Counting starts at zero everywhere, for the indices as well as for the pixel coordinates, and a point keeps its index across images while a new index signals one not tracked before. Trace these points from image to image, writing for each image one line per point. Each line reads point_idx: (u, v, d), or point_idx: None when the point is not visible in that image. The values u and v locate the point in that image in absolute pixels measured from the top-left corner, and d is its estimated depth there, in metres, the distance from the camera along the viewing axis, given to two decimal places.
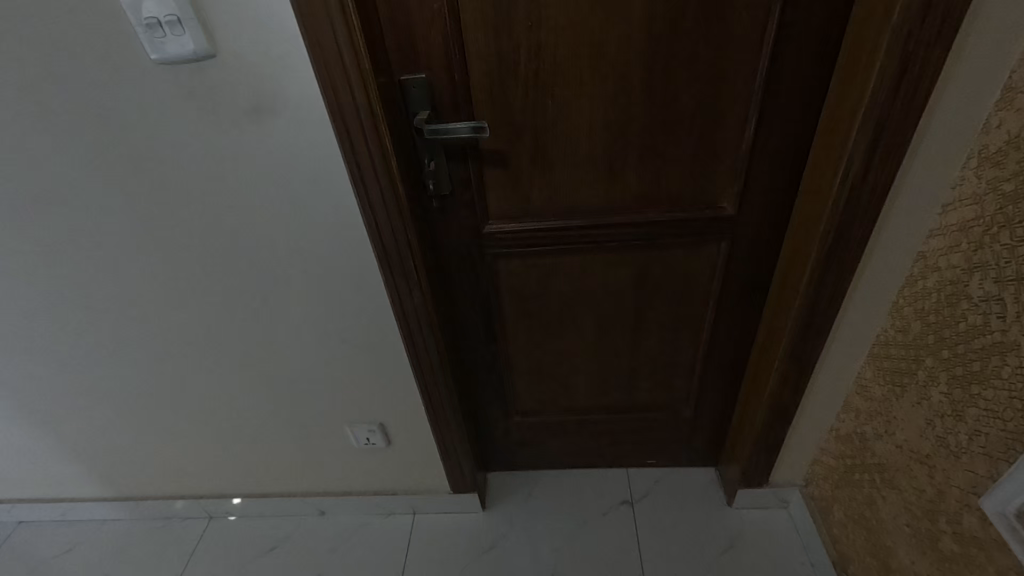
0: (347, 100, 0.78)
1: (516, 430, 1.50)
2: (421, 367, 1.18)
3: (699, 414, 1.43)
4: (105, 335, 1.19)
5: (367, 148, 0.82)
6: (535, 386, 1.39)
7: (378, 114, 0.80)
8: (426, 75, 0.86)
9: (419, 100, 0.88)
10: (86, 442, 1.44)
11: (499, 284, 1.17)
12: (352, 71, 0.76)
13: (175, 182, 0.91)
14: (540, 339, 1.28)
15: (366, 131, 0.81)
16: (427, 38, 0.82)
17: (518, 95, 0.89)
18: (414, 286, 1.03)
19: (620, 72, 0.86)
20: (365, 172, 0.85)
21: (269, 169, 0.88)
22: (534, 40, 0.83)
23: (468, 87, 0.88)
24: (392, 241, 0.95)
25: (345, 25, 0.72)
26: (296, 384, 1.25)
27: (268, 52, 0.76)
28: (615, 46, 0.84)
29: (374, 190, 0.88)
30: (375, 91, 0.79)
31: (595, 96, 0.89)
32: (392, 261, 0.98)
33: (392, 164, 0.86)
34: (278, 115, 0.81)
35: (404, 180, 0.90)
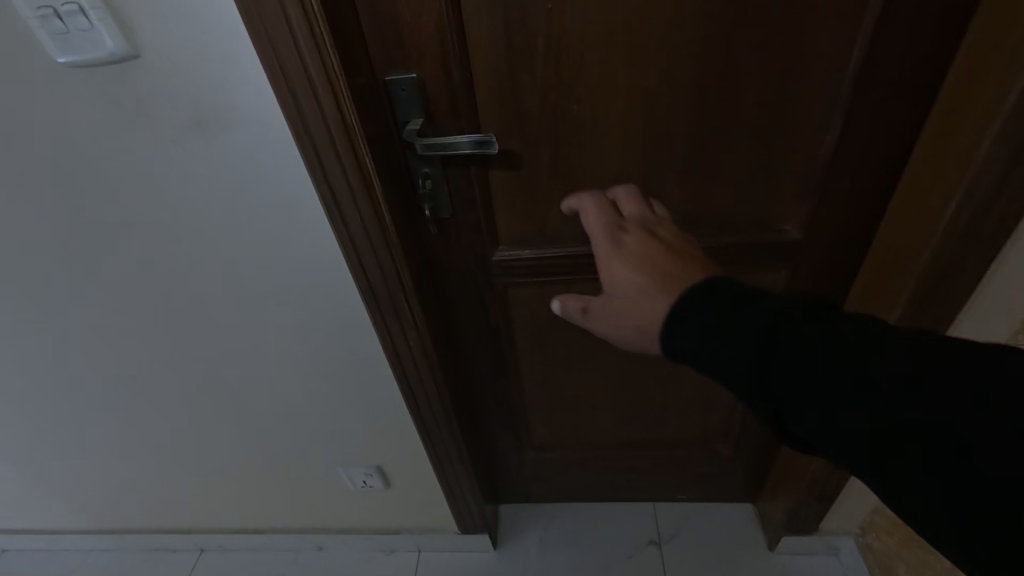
0: (314, 116, 0.60)
1: (530, 464, 1.34)
2: (421, 411, 1.02)
3: (739, 451, 1.26)
4: (68, 372, 1.05)
5: (343, 174, 0.65)
6: (552, 420, 1.23)
7: (357, 132, 0.63)
8: (417, 75, 0.68)
9: (410, 108, 0.70)
10: (60, 478, 1.32)
11: (511, 316, 1.00)
12: (319, 80, 0.58)
13: (120, 207, 0.74)
14: (558, 373, 1.11)
15: (342, 154, 0.63)
16: (417, 27, 0.64)
17: (534, 100, 0.70)
18: (410, 329, 0.86)
19: (667, 70, 0.67)
20: (341, 201, 0.68)
21: (227, 193, 0.71)
22: (555, 29, 0.64)
23: (471, 91, 0.69)
24: (380, 279, 0.78)
25: (303, 20, 0.54)
26: (281, 424, 1.10)
27: (211, 52, 0.58)
28: (661, 37, 0.65)
29: (355, 223, 0.71)
30: (352, 104, 0.61)
31: (632, 100, 0.70)
32: (381, 302, 0.82)
33: (377, 191, 0.69)
34: (231, 132, 0.64)
35: (393, 208, 0.73)
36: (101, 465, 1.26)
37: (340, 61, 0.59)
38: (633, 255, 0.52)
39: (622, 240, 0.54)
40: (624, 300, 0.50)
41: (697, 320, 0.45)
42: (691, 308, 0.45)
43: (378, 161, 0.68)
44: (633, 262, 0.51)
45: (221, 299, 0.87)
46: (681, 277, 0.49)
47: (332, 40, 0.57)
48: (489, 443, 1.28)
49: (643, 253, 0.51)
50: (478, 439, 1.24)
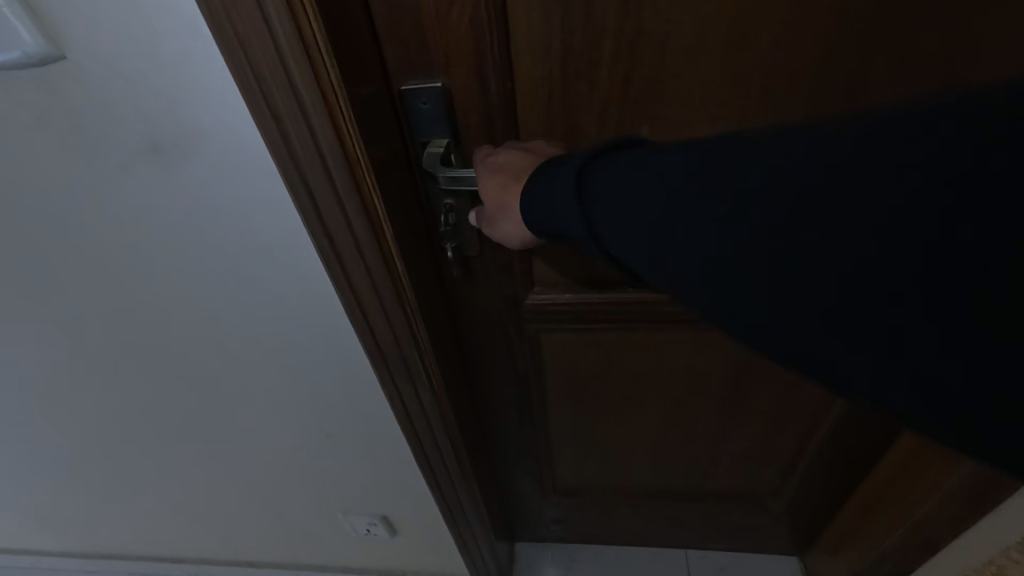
0: (303, 141, 0.44)
1: (550, 508, 1.21)
2: (434, 471, 0.87)
3: (789, 506, 1.11)
4: (25, 418, 0.90)
5: (343, 216, 0.49)
6: (579, 467, 1.09)
7: (364, 162, 0.47)
8: (443, 85, 0.51)
9: (431, 126, 0.54)
10: (35, 508, 1.19)
11: (542, 362, 0.85)
12: (312, 93, 0.42)
13: (56, 251, 0.58)
14: (591, 421, 0.97)
15: (342, 190, 0.48)
16: (447, 24, 0.48)
17: (591, 119, 0.54)
18: (425, 387, 0.71)
19: (772, 88, 0.51)
20: (341, 248, 0.52)
21: (194, 234, 0.55)
22: (630, 30, 0.48)
23: (512, 105, 0.53)
24: (389, 336, 0.62)
25: (288, 10, 0.38)
26: (272, 473, 0.96)
27: (163, 52, 0.41)
28: (773, 47, 0.48)
29: (359, 275, 0.55)
30: (356, 125, 0.45)
31: (721, 119, 0.53)
32: (390, 362, 0.66)
33: (387, 235, 0.53)
34: (194, 158, 0.48)
35: (407, 252, 0.57)
36: (77, 499, 1.13)
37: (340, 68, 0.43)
38: (499, 168, 0.51)
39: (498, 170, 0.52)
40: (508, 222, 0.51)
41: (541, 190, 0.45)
42: (536, 185, 0.45)
43: (388, 197, 0.52)
44: (497, 176, 0.51)
45: (191, 355, 0.71)
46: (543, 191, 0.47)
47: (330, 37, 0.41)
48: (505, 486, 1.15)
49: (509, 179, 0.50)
50: (494, 484, 1.11)
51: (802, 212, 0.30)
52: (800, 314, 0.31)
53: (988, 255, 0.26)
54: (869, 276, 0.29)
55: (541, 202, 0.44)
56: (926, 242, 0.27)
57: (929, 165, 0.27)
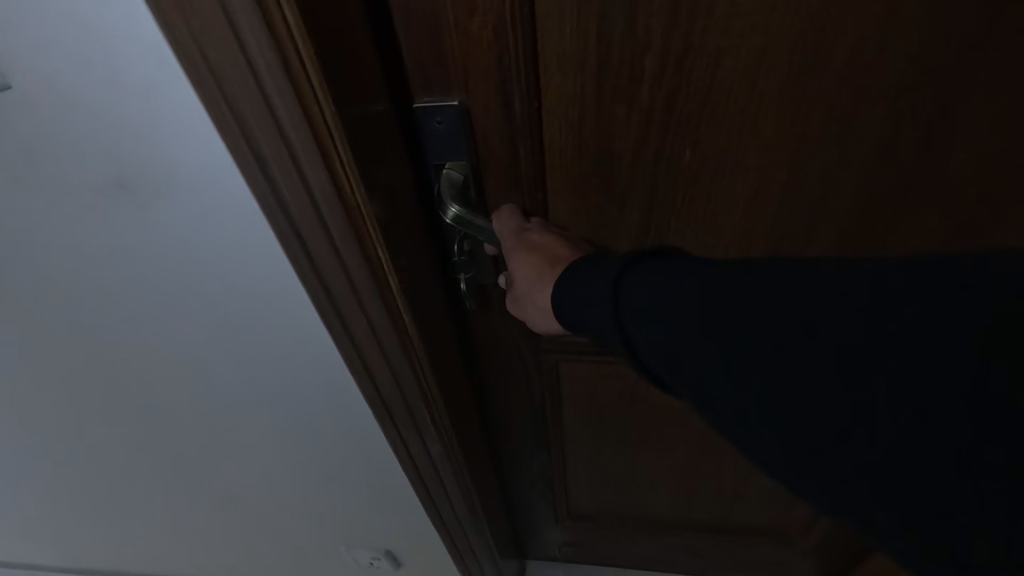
0: (291, 185, 0.37)
1: (563, 533, 1.15)
2: (443, 514, 0.81)
3: (820, 547, 1.04)
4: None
5: (341, 265, 0.43)
6: (595, 496, 1.03)
7: (364, 205, 0.40)
8: (461, 102, 0.44)
9: (448, 149, 0.47)
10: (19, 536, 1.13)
11: (561, 395, 0.79)
12: (302, 130, 0.35)
13: (20, 293, 0.52)
14: (610, 453, 0.91)
15: (338, 237, 0.41)
16: (467, 37, 0.41)
17: (628, 142, 0.47)
18: (434, 435, 0.65)
19: (838, 111, 0.44)
20: (339, 298, 0.46)
21: (178, 275, 0.48)
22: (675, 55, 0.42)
23: (539, 125, 0.47)
24: (397, 387, 0.56)
25: (268, 32, 0.31)
26: (269, 509, 0.90)
27: (136, 83, 0.35)
28: (843, 70, 0.41)
29: (360, 324, 0.48)
30: (354, 162, 0.38)
31: (775, 147, 0.47)
32: (394, 412, 0.59)
33: (392, 283, 0.46)
34: (177, 197, 0.42)
35: (416, 300, 0.50)
36: (61, 530, 1.07)
37: (339, 95, 0.35)
38: (536, 249, 0.48)
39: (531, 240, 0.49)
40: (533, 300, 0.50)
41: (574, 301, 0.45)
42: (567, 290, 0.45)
43: (393, 239, 0.45)
44: (536, 256, 0.48)
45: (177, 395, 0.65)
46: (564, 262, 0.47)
47: (325, 60, 0.34)
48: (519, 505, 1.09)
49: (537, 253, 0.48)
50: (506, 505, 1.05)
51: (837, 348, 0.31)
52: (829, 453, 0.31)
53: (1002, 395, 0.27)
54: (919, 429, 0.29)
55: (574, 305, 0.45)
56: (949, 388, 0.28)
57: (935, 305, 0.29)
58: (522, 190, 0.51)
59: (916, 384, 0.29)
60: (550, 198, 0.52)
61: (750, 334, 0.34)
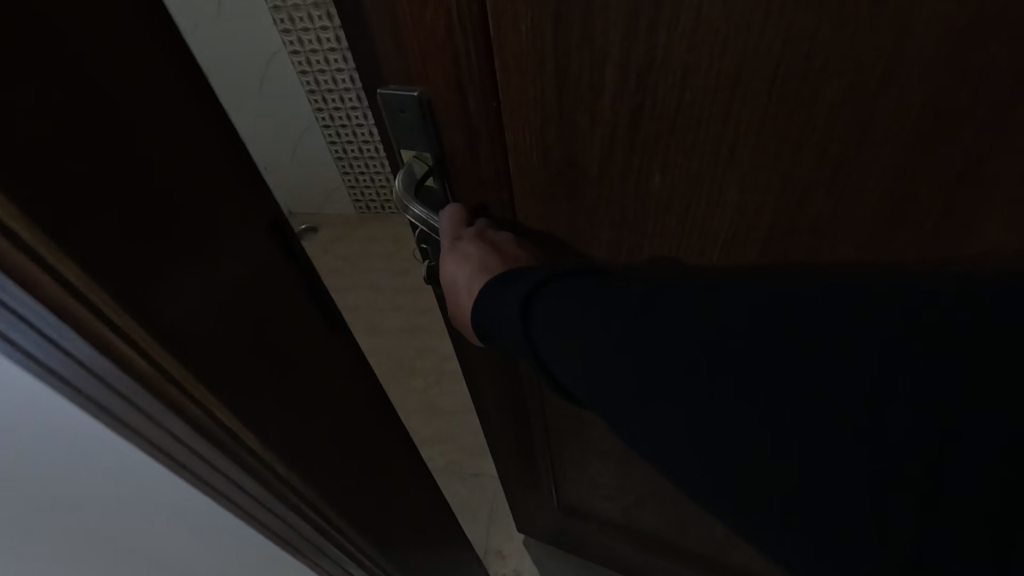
0: (49, 350, 0.35)
1: (547, 518, 1.17)
2: None
3: None
4: None
5: (136, 406, 0.39)
6: (584, 497, 1.03)
7: (145, 342, 0.34)
8: (420, 96, 0.44)
9: (410, 137, 0.47)
10: None
11: (544, 397, 0.79)
12: (20, 295, 0.31)
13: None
14: (596, 461, 0.89)
15: (118, 382, 0.37)
16: (421, 44, 0.41)
17: (594, 155, 0.44)
18: (332, 544, 0.60)
19: (835, 146, 0.37)
20: (157, 438, 0.43)
21: None
22: (639, 77, 0.38)
23: (500, 127, 0.45)
24: (258, 507, 0.51)
25: None
26: None
27: None
28: (840, 101, 0.34)
29: (190, 457, 0.45)
30: (109, 294, 0.31)
31: (766, 178, 0.40)
32: (278, 527, 0.55)
33: (221, 415, 0.41)
34: None
35: (275, 422, 0.44)
36: None
37: (69, 224, 0.28)
38: (466, 259, 0.49)
39: (462, 249, 0.49)
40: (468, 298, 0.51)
41: (493, 309, 0.46)
42: (489, 293, 0.47)
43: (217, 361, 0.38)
44: (463, 267, 0.48)
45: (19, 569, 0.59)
46: (509, 262, 0.48)
47: (34, 189, 0.26)
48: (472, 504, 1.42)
49: (480, 258, 0.48)
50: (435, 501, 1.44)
51: (750, 374, 0.34)
52: (733, 459, 0.35)
53: (889, 414, 0.31)
54: (818, 441, 0.32)
55: (492, 312, 0.46)
56: (845, 408, 0.32)
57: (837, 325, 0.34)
58: (485, 186, 0.50)
59: (814, 411, 0.32)
60: (516, 200, 0.50)
61: (667, 351, 0.37)
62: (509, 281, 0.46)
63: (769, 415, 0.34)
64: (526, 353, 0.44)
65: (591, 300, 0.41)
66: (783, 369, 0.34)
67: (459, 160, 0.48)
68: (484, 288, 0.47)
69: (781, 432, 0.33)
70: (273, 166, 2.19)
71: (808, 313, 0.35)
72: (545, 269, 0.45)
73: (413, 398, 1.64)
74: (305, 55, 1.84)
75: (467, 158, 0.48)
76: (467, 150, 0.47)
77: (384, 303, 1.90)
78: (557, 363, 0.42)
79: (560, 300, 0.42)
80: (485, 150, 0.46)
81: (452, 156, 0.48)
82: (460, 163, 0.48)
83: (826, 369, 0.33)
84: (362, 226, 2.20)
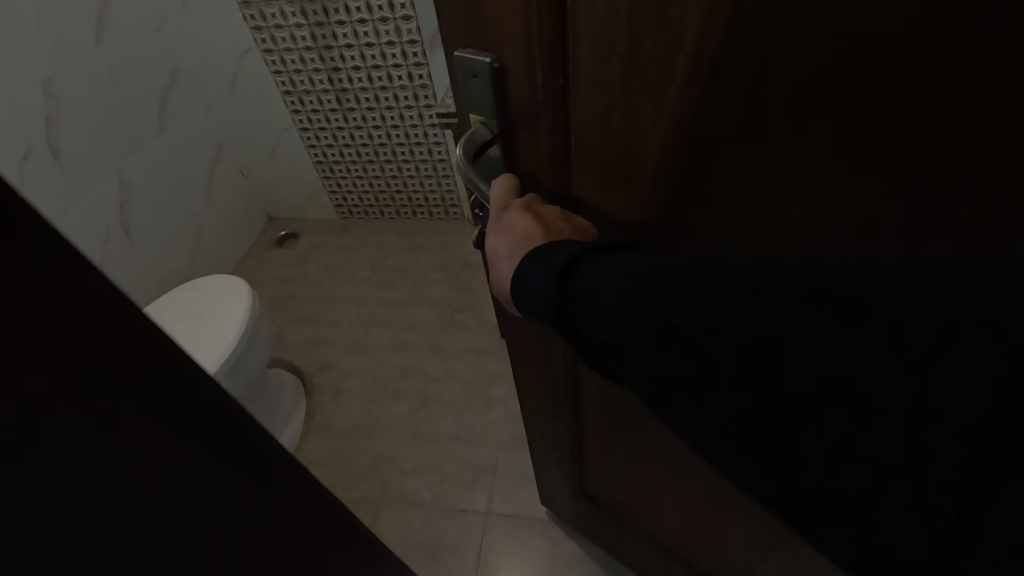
0: None
1: (566, 497, 1.22)
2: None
3: None
4: None
5: None
6: (609, 484, 1.06)
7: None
8: (491, 63, 0.46)
9: (478, 101, 0.51)
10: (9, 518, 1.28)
11: (582, 378, 0.83)
12: None
13: None
14: (622, 452, 0.92)
15: None
16: (498, 27, 0.43)
17: (652, 140, 0.45)
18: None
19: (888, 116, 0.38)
20: None
21: None
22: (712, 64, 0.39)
23: (564, 105, 0.47)
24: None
25: None
26: None
27: None
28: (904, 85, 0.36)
29: None
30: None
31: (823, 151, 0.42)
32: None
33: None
34: None
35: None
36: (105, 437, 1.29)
37: None
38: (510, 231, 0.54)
39: (507, 218, 0.55)
40: (506, 264, 0.56)
41: (530, 282, 0.49)
42: (528, 266, 0.50)
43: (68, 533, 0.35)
44: (506, 236, 0.54)
45: None
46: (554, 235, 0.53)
47: None
48: (460, 544, 1.43)
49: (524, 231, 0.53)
50: (426, 535, 1.47)
51: (802, 340, 0.34)
52: (777, 411, 0.37)
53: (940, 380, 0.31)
54: (858, 399, 0.33)
55: (527, 283, 0.49)
56: (892, 373, 0.32)
57: (898, 291, 0.33)
58: (544, 160, 0.53)
59: (860, 374, 0.33)
60: (573, 175, 0.53)
61: (723, 319, 0.37)
62: (548, 255, 0.48)
63: (815, 374, 0.34)
64: (557, 322, 0.47)
65: (630, 272, 0.43)
66: (839, 334, 0.33)
67: (520, 134, 0.52)
68: (524, 259, 0.51)
69: (828, 391, 0.34)
70: (253, 169, 2.19)
71: (869, 276, 0.34)
72: (587, 244, 0.48)
73: (401, 423, 1.71)
74: (301, 52, 1.80)
75: (529, 133, 0.51)
76: (531, 129, 0.50)
77: (367, 317, 2.01)
78: (593, 329, 0.45)
79: (600, 275, 0.44)
80: (547, 130, 0.49)
81: (515, 130, 0.52)
82: (522, 137, 0.52)
83: (879, 338, 0.32)
84: (367, 229, 2.27)
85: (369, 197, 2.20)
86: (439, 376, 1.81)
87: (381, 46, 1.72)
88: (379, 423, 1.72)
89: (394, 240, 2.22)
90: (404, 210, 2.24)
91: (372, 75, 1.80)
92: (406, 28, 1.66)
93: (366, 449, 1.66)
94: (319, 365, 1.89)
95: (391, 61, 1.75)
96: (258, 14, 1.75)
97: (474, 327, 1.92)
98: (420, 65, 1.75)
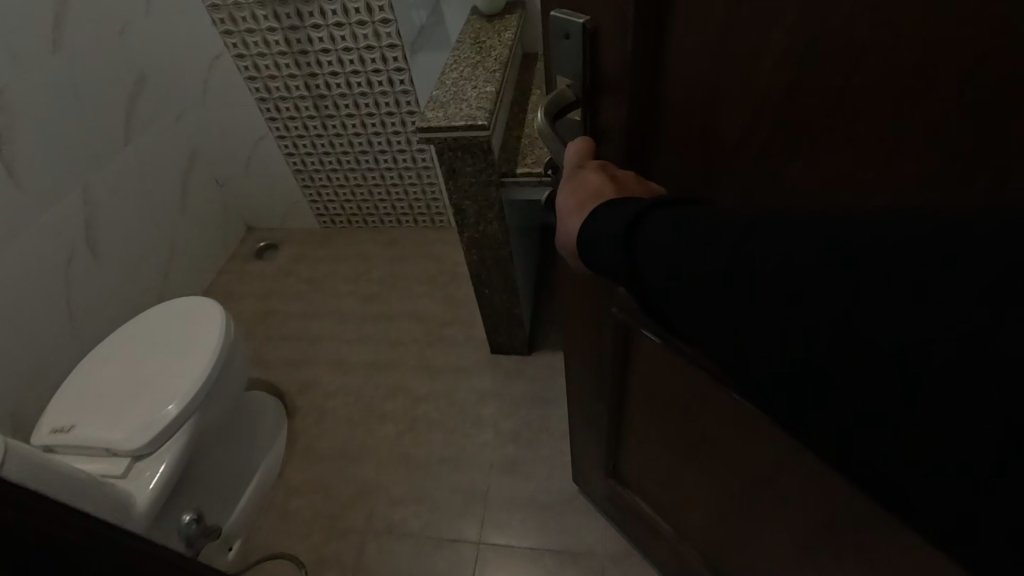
0: None
1: (597, 482, 1.23)
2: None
3: None
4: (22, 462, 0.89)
5: None
6: (643, 470, 1.06)
7: None
8: (586, 23, 0.53)
9: (567, 61, 0.57)
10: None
11: (631, 355, 0.83)
12: None
13: None
14: (659, 436, 0.93)
15: None
16: None
17: (732, 85, 0.48)
18: None
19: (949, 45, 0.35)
20: None
21: None
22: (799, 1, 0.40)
23: (649, 61, 0.52)
24: None
25: None
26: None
27: None
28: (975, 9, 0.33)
29: None
30: None
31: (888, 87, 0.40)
32: None
33: None
34: None
35: None
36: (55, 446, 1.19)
37: None
38: (583, 185, 0.56)
39: (582, 174, 0.58)
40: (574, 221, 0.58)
41: (597, 235, 0.51)
42: (596, 219, 0.52)
43: None
44: (579, 190, 0.56)
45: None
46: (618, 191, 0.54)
47: None
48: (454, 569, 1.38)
49: (594, 185, 0.55)
50: (417, 564, 1.41)
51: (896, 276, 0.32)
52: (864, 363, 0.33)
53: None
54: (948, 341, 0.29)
55: (595, 236, 0.51)
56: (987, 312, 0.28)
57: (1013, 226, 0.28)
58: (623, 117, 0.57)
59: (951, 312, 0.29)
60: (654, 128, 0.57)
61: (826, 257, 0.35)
62: (620, 207, 0.50)
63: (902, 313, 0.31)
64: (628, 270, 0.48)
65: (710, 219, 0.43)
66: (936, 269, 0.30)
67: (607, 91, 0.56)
68: (591, 214, 0.53)
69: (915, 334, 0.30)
70: (227, 179, 2.10)
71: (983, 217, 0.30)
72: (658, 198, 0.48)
73: (386, 447, 1.64)
74: (274, 57, 1.74)
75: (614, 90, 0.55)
76: (616, 86, 0.55)
77: (350, 333, 1.93)
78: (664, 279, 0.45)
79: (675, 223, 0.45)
80: (630, 85, 0.54)
81: (606, 86, 0.56)
82: (609, 93, 0.56)
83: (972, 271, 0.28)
84: (347, 238, 2.22)
85: (351, 206, 2.15)
86: (426, 396, 1.75)
87: (360, 51, 1.68)
88: (364, 447, 1.65)
89: (378, 251, 2.17)
90: (388, 219, 2.20)
91: (351, 81, 1.76)
92: (386, 31, 1.63)
93: (348, 478, 1.58)
94: (301, 387, 1.79)
95: (370, 66, 1.72)
96: (229, 18, 1.68)
97: (462, 344, 1.87)
98: (401, 69, 1.72)
